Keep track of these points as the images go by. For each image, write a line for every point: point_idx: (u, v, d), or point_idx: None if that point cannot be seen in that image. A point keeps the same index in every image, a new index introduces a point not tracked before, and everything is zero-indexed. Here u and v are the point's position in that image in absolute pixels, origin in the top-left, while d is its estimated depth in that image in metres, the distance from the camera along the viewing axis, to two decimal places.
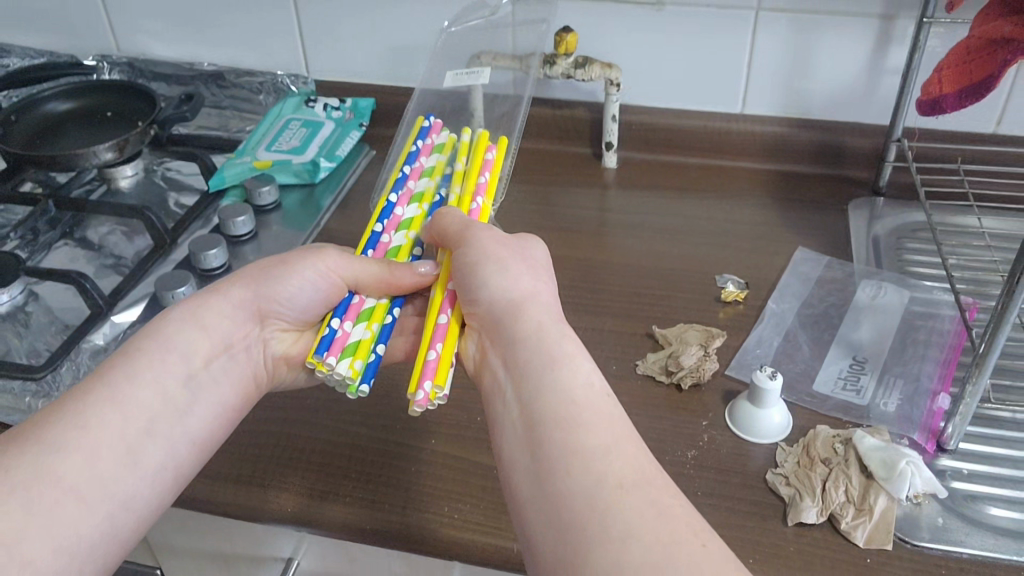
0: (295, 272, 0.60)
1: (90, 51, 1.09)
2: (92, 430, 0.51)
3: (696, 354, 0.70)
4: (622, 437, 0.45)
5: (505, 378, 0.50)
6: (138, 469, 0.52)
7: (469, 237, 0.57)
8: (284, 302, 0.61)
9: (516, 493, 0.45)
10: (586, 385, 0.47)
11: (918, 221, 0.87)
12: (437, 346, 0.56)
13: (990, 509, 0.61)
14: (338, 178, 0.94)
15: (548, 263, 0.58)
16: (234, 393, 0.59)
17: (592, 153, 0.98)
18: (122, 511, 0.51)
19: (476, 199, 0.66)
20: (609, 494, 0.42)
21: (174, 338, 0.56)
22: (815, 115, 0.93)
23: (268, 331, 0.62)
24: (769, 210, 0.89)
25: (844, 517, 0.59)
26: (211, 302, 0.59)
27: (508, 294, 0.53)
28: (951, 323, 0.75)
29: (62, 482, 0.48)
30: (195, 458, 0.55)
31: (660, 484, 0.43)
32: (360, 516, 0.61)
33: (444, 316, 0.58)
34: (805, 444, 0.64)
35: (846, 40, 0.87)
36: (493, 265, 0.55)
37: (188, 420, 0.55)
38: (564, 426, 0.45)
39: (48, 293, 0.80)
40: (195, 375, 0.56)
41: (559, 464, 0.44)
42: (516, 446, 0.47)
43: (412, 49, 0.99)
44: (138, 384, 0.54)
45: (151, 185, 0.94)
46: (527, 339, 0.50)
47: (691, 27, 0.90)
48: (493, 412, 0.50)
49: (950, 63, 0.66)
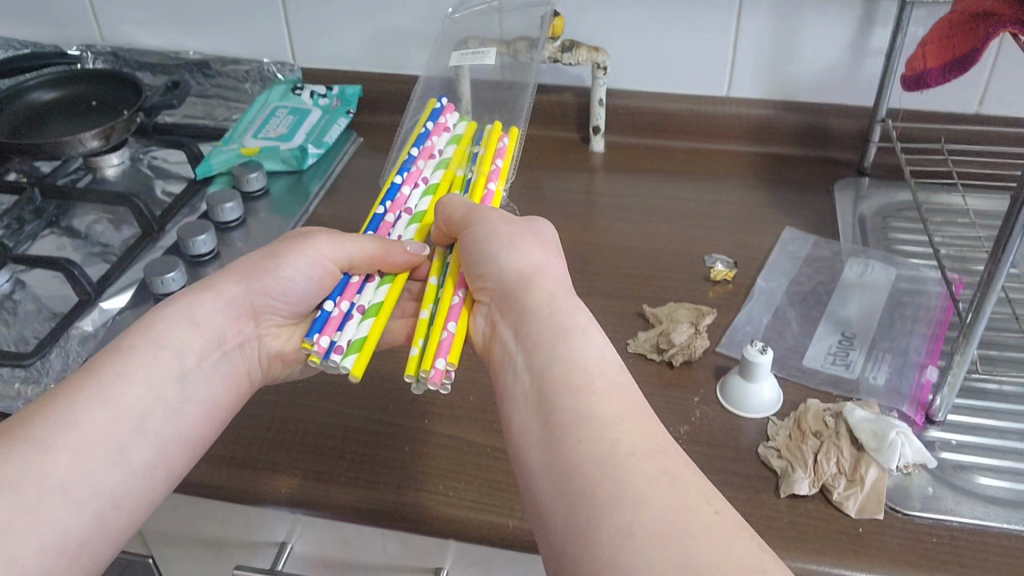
0: (287, 264, 0.59)
1: (73, 40, 1.08)
2: (78, 429, 0.48)
3: (687, 331, 0.70)
4: (635, 409, 0.44)
5: (515, 349, 0.50)
6: (127, 466, 0.49)
7: (477, 216, 0.56)
8: (277, 296, 0.59)
9: (524, 462, 0.45)
10: (598, 356, 0.47)
11: (903, 200, 0.88)
12: (452, 323, 0.55)
13: (979, 479, 0.61)
14: (326, 164, 0.94)
15: (557, 240, 0.57)
16: (227, 390, 0.57)
17: (580, 137, 0.98)
18: (111, 508, 0.48)
19: (490, 182, 0.65)
20: (619, 459, 0.41)
21: (164, 334, 0.54)
22: (800, 97, 0.93)
23: (263, 329, 0.60)
24: (756, 191, 0.90)
25: (836, 488, 0.59)
26: (203, 296, 0.57)
27: (520, 267, 0.52)
28: (937, 299, 0.75)
29: (50, 479, 0.46)
30: (186, 454, 0.53)
31: (671, 453, 0.42)
32: (356, 496, 0.61)
33: (459, 295, 0.57)
34: (796, 418, 0.65)
35: (830, 21, 0.87)
36: (503, 240, 0.54)
37: (180, 418, 0.52)
38: (576, 394, 0.44)
39: (34, 282, 0.79)
40: (188, 372, 0.54)
41: (570, 432, 0.43)
42: (526, 416, 0.46)
43: (398, 36, 0.99)
44: (128, 381, 0.51)
45: (138, 173, 0.94)
46: (537, 312, 0.50)
47: (678, 11, 0.90)
48: (502, 383, 0.49)
49: (934, 39, 0.67)
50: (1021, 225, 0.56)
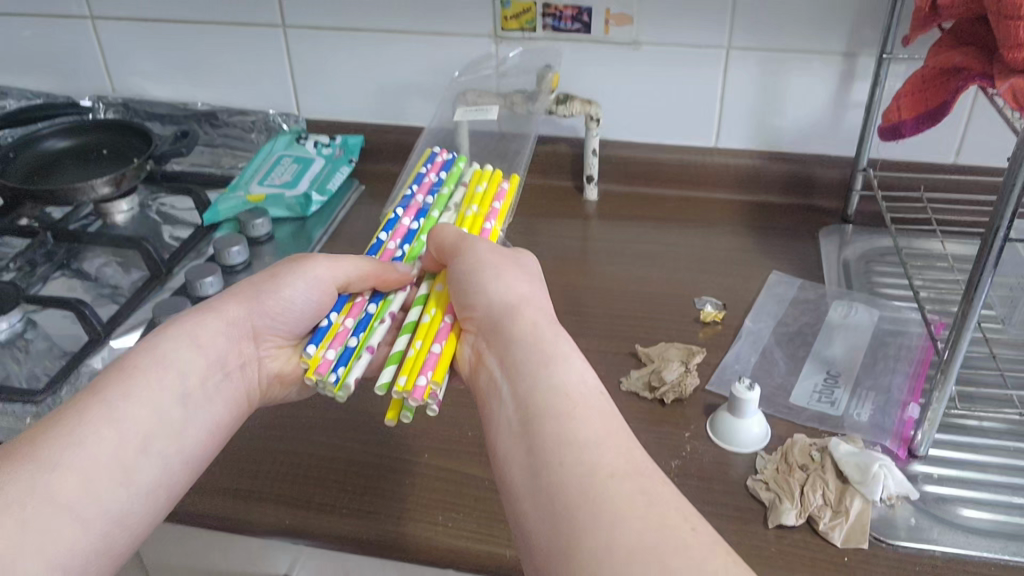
0: (287, 287, 0.61)
1: (86, 91, 1.12)
2: (86, 449, 0.50)
3: (678, 369, 0.73)
4: (614, 433, 0.46)
5: (499, 377, 0.52)
6: (132, 486, 0.51)
7: (468, 244, 0.59)
8: (277, 318, 0.61)
9: (510, 486, 0.47)
10: (580, 382, 0.49)
11: (885, 246, 0.91)
12: (440, 342, 0.58)
13: (961, 510, 0.64)
14: (329, 211, 0.98)
15: (539, 273, 0.60)
16: (227, 410, 0.59)
17: (574, 186, 1.02)
18: (116, 528, 0.50)
19: (487, 220, 0.69)
20: (598, 481, 0.43)
21: (169, 356, 0.56)
22: (785, 148, 0.97)
23: (262, 349, 0.62)
24: (744, 237, 0.93)
25: (822, 519, 0.62)
26: (205, 318, 0.59)
27: (506, 297, 0.55)
28: (918, 340, 0.78)
29: (58, 498, 0.47)
30: (187, 474, 0.55)
31: (651, 475, 0.44)
32: (356, 526, 0.63)
33: (448, 318, 0.60)
34: (784, 452, 0.67)
35: (812, 76, 0.92)
36: (491, 273, 0.57)
37: (183, 438, 0.54)
38: (558, 419, 0.47)
39: (46, 321, 0.82)
40: (192, 393, 0.56)
41: (552, 454, 0.45)
42: (510, 442, 0.48)
43: (399, 88, 1.03)
44: (134, 402, 0.53)
45: (146, 219, 0.97)
46: (522, 341, 0.52)
47: (667, 66, 0.95)
48: (488, 411, 0.52)
49: (908, 92, 0.70)
50: (992, 264, 0.59)
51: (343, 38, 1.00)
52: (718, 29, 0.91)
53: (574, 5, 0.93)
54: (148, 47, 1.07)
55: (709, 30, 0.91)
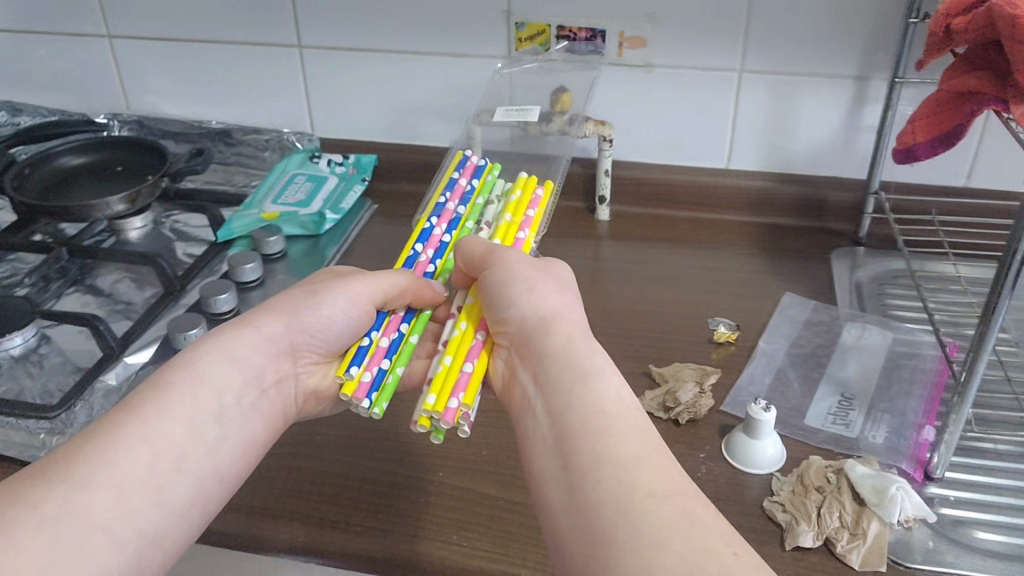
0: (325, 302, 0.61)
1: (101, 109, 1.13)
2: (121, 468, 0.49)
3: (692, 390, 0.73)
4: (652, 451, 0.46)
5: (535, 392, 0.52)
6: (167, 506, 0.51)
7: (497, 258, 0.59)
8: (315, 334, 0.62)
9: (546, 504, 0.47)
10: (616, 399, 0.49)
11: (897, 269, 0.91)
12: (472, 360, 0.58)
13: (978, 534, 0.63)
14: (342, 229, 0.98)
15: (572, 283, 0.60)
16: (261, 428, 0.58)
17: (586, 206, 1.02)
18: (149, 547, 0.50)
19: (521, 230, 0.68)
20: (639, 501, 0.43)
21: (204, 374, 0.56)
22: (796, 170, 0.98)
23: (300, 366, 0.62)
24: (756, 258, 0.93)
25: (839, 541, 0.61)
26: (243, 334, 0.59)
27: (540, 309, 0.55)
28: (933, 362, 0.78)
29: (92, 518, 0.47)
30: (221, 494, 0.55)
31: (691, 496, 0.44)
32: (370, 545, 0.63)
33: (480, 334, 0.60)
34: (799, 474, 0.67)
35: (824, 99, 0.92)
36: (524, 283, 0.57)
37: (217, 457, 0.54)
38: (595, 437, 0.47)
39: (60, 336, 0.82)
40: (227, 411, 0.56)
41: (589, 474, 0.45)
42: (547, 460, 0.48)
43: (413, 109, 1.04)
44: (169, 421, 0.53)
45: (160, 236, 0.97)
46: (557, 355, 0.52)
47: (680, 88, 0.95)
48: (524, 426, 0.52)
49: (922, 115, 0.71)
50: (1009, 287, 0.59)
51: (359, 59, 1.01)
52: (731, 52, 0.91)
53: (588, 28, 0.94)
54: (164, 66, 1.07)
55: (723, 53, 0.92)
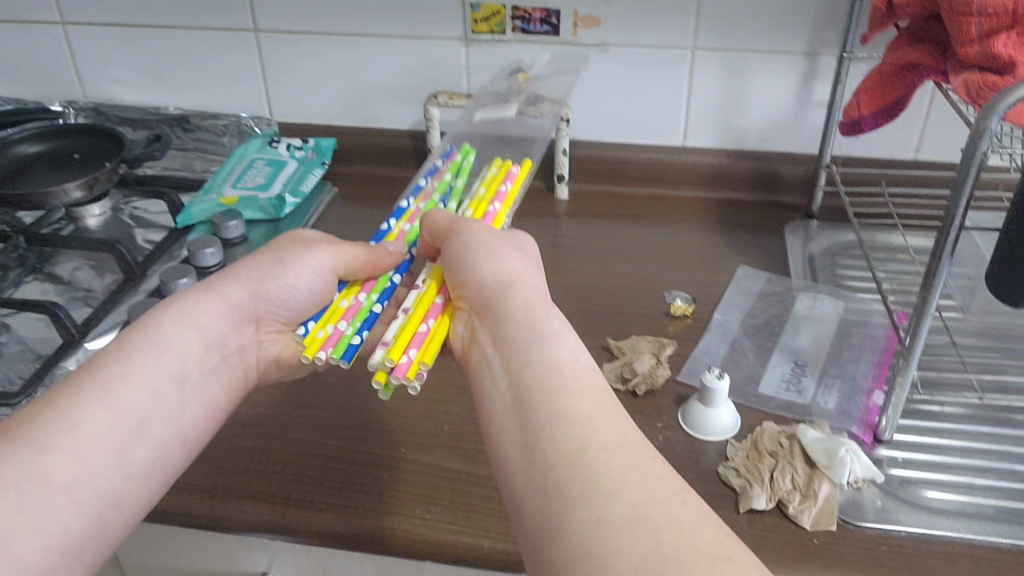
0: (290, 270, 0.62)
1: (56, 97, 1.12)
2: (83, 431, 0.50)
3: (649, 361, 0.75)
4: (605, 407, 0.48)
5: (492, 353, 0.53)
6: (128, 468, 0.52)
7: (460, 228, 0.61)
8: (279, 301, 0.63)
9: (503, 461, 0.48)
10: (572, 360, 0.50)
11: (848, 240, 0.93)
12: (430, 319, 0.59)
13: (924, 492, 0.66)
14: (303, 213, 0.98)
15: (534, 254, 0.61)
16: (222, 393, 0.59)
17: (545, 185, 1.03)
18: (110, 509, 0.50)
19: (493, 204, 0.70)
20: (592, 455, 0.44)
21: (166, 338, 0.56)
22: (750, 146, 0.99)
23: (261, 332, 0.63)
24: (712, 233, 0.95)
25: (791, 502, 0.63)
26: (208, 300, 0.59)
27: (499, 274, 0.57)
28: (882, 329, 0.81)
29: (54, 480, 0.48)
30: (181, 457, 0.56)
31: (643, 451, 0.45)
32: (334, 521, 0.64)
33: (440, 298, 0.62)
34: (753, 439, 0.69)
35: (775, 75, 0.94)
36: (484, 250, 0.59)
37: (178, 421, 0.55)
38: (550, 396, 0.48)
39: (19, 325, 0.81)
40: (189, 376, 0.56)
41: (543, 431, 0.46)
42: (504, 418, 0.50)
43: (371, 91, 1.04)
44: (131, 385, 0.53)
45: (119, 222, 0.97)
46: (515, 317, 0.53)
47: (634, 66, 0.96)
48: (481, 386, 0.53)
49: (867, 89, 0.73)
50: (949, 252, 0.61)
51: (316, 42, 1.01)
52: (685, 31, 0.93)
53: (543, 7, 0.95)
54: (119, 52, 1.07)
55: (676, 31, 0.93)
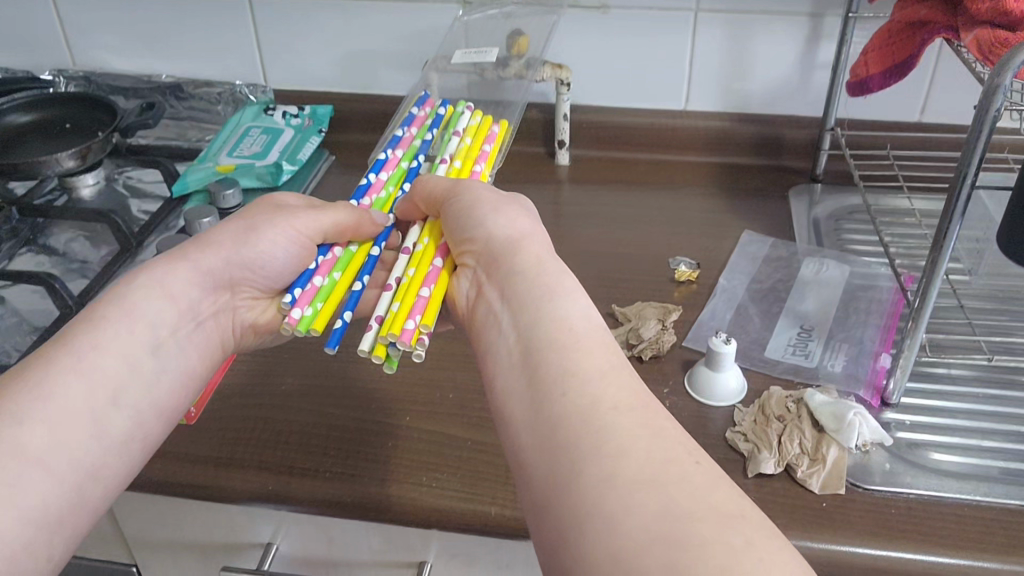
0: (264, 237, 0.60)
1: (46, 66, 1.10)
2: (55, 402, 0.49)
3: (655, 327, 0.74)
4: (617, 366, 0.47)
5: (499, 309, 0.52)
6: (104, 438, 0.51)
7: (463, 189, 0.59)
8: (255, 269, 0.61)
9: (508, 417, 0.47)
10: (582, 317, 0.50)
11: (854, 204, 0.92)
12: (430, 284, 0.58)
13: (933, 455, 0.65)
14: (300, 181, 0.97)
15: (538, 215, 0.60)
16: (200, 360, 0.58)
17: (546, 151, 1.02)
18: (89, 480, 0.50)
19: (476, 164, 0.69)
20: (602, 412, 0.44)
21: (138, 306, 0.55)
22: (753, 110, 0.98)
23: (238, 299, 0.62)
24: (715, 198, 0.94)
25: (800, 466, 0.63)
26: (180, 267, 0.58)
27: (507, 232, 0.56)
28: (888, 293, 0.80)
29: (26, 453, 0.47)
30: (160, 426, 0.55)
31: (653, 410, 0.45)
32: (340, 490, 0.63)
33: (439, 260, 0.60)
34: (760, 404, 0.68)
35: (780, 37, 0.92)
36: (491, 207, 0.57)
37: (155, 389, 0.54)
38: (560, 351, 0.47)
39: (15, 297, 0.80)
40: (164, 344, 0.55)
41: (554, 388, 0.46)
42: (512, 373, 0.49)
43: (367, 56, 1.02)
44: (103, 354, 0.52)
45: (114, 193, 0.95)
46: (523, 274, 0.53)
47: (636, 29, 0.95)
48: (487, 342, 0.52)
49: (875, 47, 0.72)
50: (959, 213, 0.60)
51: (311, 7, 0.99)
52: None
53: None
54: (109, 19, 1.04)
55: None
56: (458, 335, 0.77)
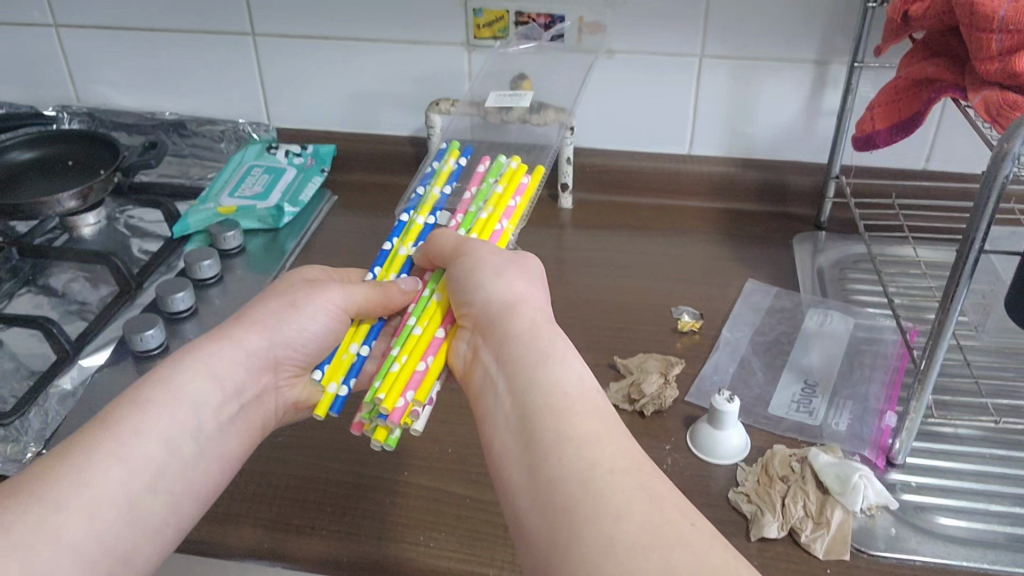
0: (306, 314, 0.60)
1: (49, 100, 1.10)
2: (95, 488, 0.47)
3: (657, 381, 0.73)
4: (613, 431, 0.46)
5: (496, 372, 0.51)
6: (139, 525, 0.49)
7: (468, 249, 0.58)
8: (296, 349, 0.60)
9: (508, 481, 0.46)
10: (579, 380, 0.48)
11: (859, 253, 0.92)
12: (428, 357, 0.57)
13: (939, 519, 0.64)
14: (302, 222, 0.96)
15: (543, 277, 0.58)
16: (237, 444, 0.57)
17: (548, 193, 1.01)
18: (120, 566, 0.48)
19: (500, 221, 0.65)
20: (599, 477, 0.42)
21: (183, 388, 0.53)
22: (757, 155, 0.98)
23: (278, 379, 0.60)
24: (719, 244, 0.93)
25: (804, 531, 0.62)
26: (226, 348, 0.57)
27: (505, 295, 0.54)
28: (893, 347, 0.79)
29: (64, 539, 0.44)
30: (193, 511, 0.53)
31: (650, 473, 0.43)
32: (333, 548, 0.62)
33: (442, 331, 0.59)
34: (764, 463, 0.67)
35: (784, 84, 0.92)
36: (491, 270, 0.56)
37: (192, 475, 0.52)
38: (555, 414, 0.46)
39: (11, 340, 0.79)
40: (205, 427, 0.53)
41: (551, 451, 0.44)
42: (510, 436, 0.48)
43: (371, 97, 1.02)
44: (147, 438, 0.50)
45: (114, 232, 0.95)
46: (519, 339, 0.51)
47: (640, 74, 0.95)
48: (484, 407, 0.51)
49: (881, 102, 0.72)
50: (967, 275, 0.59)
51: (315, 46, 0.99)
52: (691, 37, 0.91)
53: (547, 13, 0.93)
54: (115, 56, 1.05)
55: (683, 38, 0.91)
56: (457, 387, 0.76)
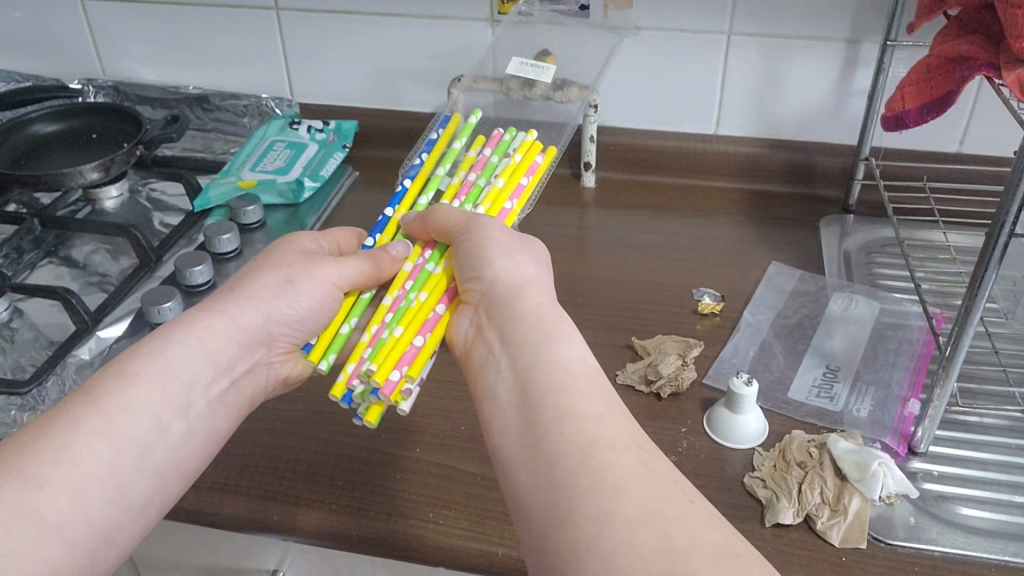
0: (302, 291, 0.59)
1: (76, 74, 1.10)
2: (79, 465, 0.47)
3: (674, 363, 0.72)
4: (613, 408, 0.45)
5: (498, 349, 0.51)
6: (123, 503, 0.49)
7: (475, 225, 0.58)
8: (291, 325, 0.59)
9: (505, 456, 0.45)
10: (580, 362, 0.48)
11: (887, 237, 0.90)
12: (425, 333, 0.58)
13: (961, 509, 0.62)
14: (322, 197, 0.96)
15: (548, 259, 0.58)
16: (225, 421, 0.56)
17: (572, 172, 1.00)
18: (102, 544, 0.48)
19: (509, 200, 0.65)
20: (599, 451, 0.42)
21: (174, 364, 0.53)
22: (785, 136, 0.95)
23: (272, 354, 0.59)
24: (743, 225, 0.92)
25: (819, 518, 0.60)
26: (220, 323, 0.56)
27: (512, 276, 0.54)
28: (919, 333, 0.77)
29: (44, 518, 0.45)
30: (178, 487, 0.53)
31: (650, 451, 0.43)
32: (343, 524, 0.62)
33: (442, 305, 0.59)
34: (781, 448, 0.66)
35: (813, 64, 0.90)
36: (500, 249, 0.56)
37: (178, 453, 0.52)
38: (556, 392, 0.45)
39: (32, 310, 0.80)
40: (193, 405, 0.53)
41: (552, 426, 0.44)
42: (509, 413, 0.47)
43: (393, 73, 1.01)
44: (134, 415, 0.50)
45: (137, 206, 0.95)
46: (524, 318, 0.51)
47: (665, 52, 0.93)
48: (483, 383, 0.51)
49: (912, 81, 0.69)
50: (995, 259, 0.57)
51: (337, 21, 0.99)
52: (718, 15, 0.89)
53: None
54: (140, 30, 1.05)
55: (710, 14, 0.89)
56: None
